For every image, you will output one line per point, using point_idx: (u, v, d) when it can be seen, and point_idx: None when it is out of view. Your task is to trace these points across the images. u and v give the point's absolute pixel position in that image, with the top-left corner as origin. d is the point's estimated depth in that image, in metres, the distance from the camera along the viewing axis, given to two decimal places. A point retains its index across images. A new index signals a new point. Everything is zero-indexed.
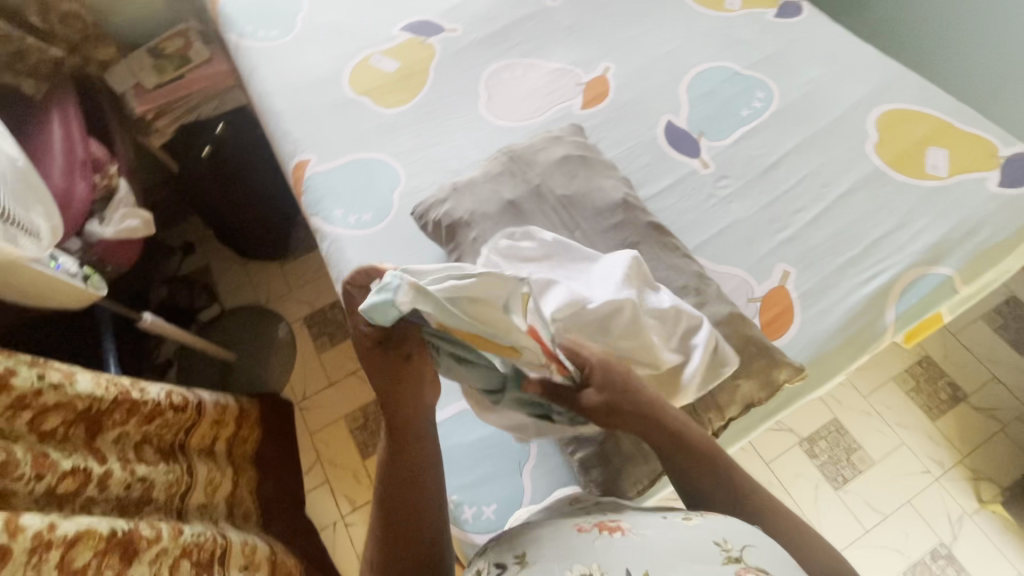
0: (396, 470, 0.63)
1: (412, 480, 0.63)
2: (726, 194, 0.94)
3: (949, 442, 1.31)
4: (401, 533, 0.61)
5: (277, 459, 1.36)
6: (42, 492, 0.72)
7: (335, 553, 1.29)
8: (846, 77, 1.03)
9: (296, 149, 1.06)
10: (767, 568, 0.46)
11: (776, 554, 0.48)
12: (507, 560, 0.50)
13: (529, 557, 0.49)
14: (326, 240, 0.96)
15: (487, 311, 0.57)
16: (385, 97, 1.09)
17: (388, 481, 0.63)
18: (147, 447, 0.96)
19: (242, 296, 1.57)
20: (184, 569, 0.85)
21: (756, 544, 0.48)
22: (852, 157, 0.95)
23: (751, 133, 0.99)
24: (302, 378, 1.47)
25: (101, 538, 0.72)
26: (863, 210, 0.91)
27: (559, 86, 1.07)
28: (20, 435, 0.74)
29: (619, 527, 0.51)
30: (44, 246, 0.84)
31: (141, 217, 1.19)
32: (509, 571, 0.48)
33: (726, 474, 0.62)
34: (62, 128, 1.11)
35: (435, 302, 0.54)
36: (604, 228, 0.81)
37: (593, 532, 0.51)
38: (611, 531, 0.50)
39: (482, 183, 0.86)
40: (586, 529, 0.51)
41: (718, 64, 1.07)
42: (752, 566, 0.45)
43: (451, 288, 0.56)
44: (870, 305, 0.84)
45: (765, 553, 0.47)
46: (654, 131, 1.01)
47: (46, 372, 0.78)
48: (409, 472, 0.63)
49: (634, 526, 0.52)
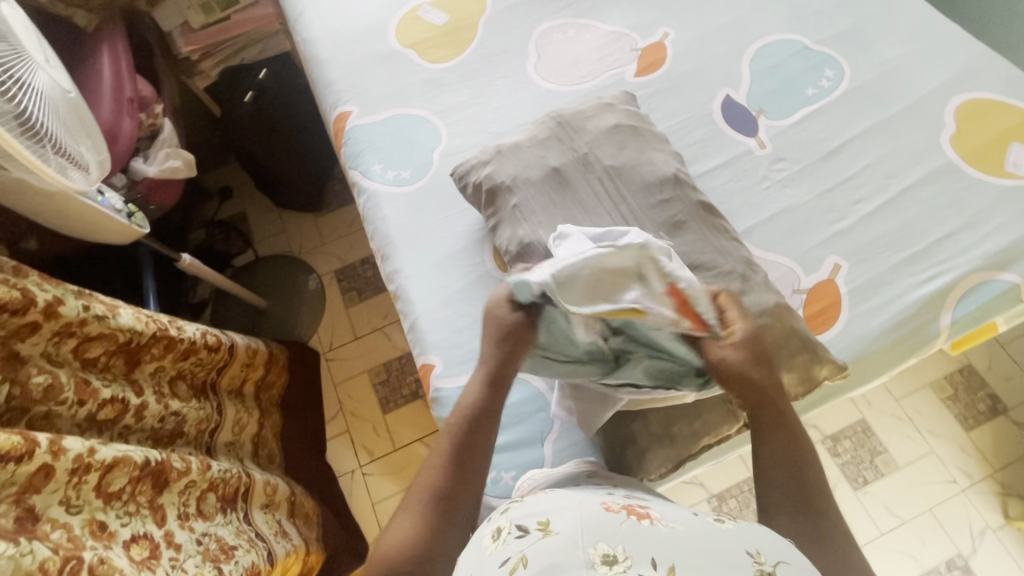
0: (484, 424, 0.65)
1: (490, 439, 0.65)
2: (782, 177, 0.89)
3: (981, 454, 1.27)
4: (464, 479, 0.62)
5: (302, 405, 1.40)
6: (83, 417, 0.76)
7: (351, 499, 1.34)
8: (928, 59, 0.95)
9: (338, 100, 1.04)
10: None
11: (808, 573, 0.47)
12: (527, 520, 0.50)
13: (549, 522, 0.48)
14: (363, 195, 0.95)
15: (615, 284, 0.62)
16: (431, 52, 1.05)
17: (472, 430, 0.64)
18: (181, 383, 1.00)
19: (276, 244, 1.59)
20: (210, 501, 0.90)
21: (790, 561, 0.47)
22: (924, 147, 0.89)
23: (816, 114, 0.93)
24: (329, 330, 1.50)
25: (136, 467, 0.74)
26: (929, 206, 0.85)
27: (613, 50, 1.01)
28: (64, 360, 0.77)
29: (648, 515, 0.50)
30: (92, 180, 0.85)
31: (182, 158, 1.19)
32: (526, 530, 0.48)
33: (803, 481, 0.61)
34: (110, 62, 1.11)
35: (569, 286, 0.61)
36: (651, 203, 0.78)
37: (621, 514, 0.49)
38: (639, 517, 0.49)
39: (527, 148, 0.83)
40: (614, 509, 0.50)
41: (787, 36, 1.00)
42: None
43: (580, 265, 0.61)
44: (923, 307, 0.80)
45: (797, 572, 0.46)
46: (710, 105, 0.95)
47: (90, 303, 0.80)
48: (488, 432, 0.65)
49: (663, 516, 0.51)
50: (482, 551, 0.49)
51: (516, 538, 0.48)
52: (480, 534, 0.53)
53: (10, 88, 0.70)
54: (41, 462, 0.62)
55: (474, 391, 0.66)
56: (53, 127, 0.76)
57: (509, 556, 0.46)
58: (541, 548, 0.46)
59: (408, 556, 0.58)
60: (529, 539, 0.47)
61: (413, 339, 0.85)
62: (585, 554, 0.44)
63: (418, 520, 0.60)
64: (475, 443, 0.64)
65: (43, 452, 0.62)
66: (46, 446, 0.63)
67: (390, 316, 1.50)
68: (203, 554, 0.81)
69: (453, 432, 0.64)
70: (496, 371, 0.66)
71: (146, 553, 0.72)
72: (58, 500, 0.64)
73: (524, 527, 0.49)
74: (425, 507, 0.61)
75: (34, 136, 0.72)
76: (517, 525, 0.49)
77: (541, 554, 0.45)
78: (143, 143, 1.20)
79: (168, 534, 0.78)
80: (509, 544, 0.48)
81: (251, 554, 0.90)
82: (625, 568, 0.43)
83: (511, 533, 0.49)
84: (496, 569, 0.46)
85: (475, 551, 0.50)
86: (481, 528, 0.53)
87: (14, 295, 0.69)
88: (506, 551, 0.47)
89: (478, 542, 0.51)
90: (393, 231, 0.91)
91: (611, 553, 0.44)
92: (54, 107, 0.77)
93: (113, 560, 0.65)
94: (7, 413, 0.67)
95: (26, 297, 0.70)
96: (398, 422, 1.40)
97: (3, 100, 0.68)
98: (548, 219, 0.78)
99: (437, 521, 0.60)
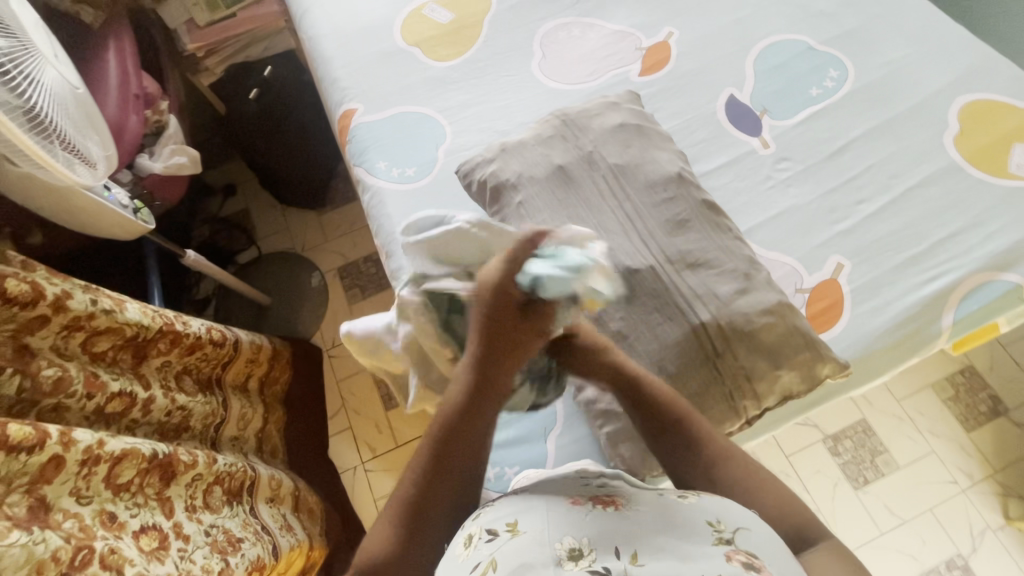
0: (469, 411, 0.60)
1: (472, 447, 0.61)
2: (785, 177, 0.89)
3: (982, 455, 1.27)
4: (441, 490, 0.59)
5: (307, 401, 1.41)
6: (91, 410, 0.76)
7: (353, 495, 1.34)
8: (932, 61, 0.95)
9: (344, 97, 1.04)
10: (757, 552, 0.48)
11: (769, 536, 0.50)
12: (495, 523, 0.51)
13: (516, 523, 0.50)
14: (368, 192, 0.96)
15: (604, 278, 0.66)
16: (436, 50, 1.05)
17: (450, 438, 0.60)
18: (188, 377, 1.00)
19: (279, 241, 1.59)
20: (217, 494, 0.90)
21: (750, 527, 0.50)
22: (927, 148, 0.89)
23: (819, 114, 0.93)
24: (332, 326, 1.51)
25: (144, 459, 0.75)
26: (932, 206, 0.85)
27: (617, 49, 1.02)
28: (73, 354, 0.78)
29: (613, 502, 0.52)
30: (99, 176, 0.86)
31: (188, 154, 1.19)
32: (496, 533, 0.50)
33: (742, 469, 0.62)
34: (116, 57, 1.12)
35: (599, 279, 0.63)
36: (655, 202, 0.78)
37: (586, 505, 0.51)
38: (605, 506, 0.51)
39: (532, 146, 0.84)
40: (579, 502, 0.52)
41: (791, 36, 1.00)
42: (742, 550, 0.47)
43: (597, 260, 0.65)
44: (924, 307, 0.80)
45: (757, 536, 0.49)
46: (714, 104, 0.96)
47: (98, 297, 0.80)
48: (469, 439, 0.60)
49: (626, 501, 0.53)
50: (455, 560, 0.50)
51: (486, 542, 0.49)
52: (452, 546, 0.53)
53: (18, 82, 0.70)
54: (52, 454, 0.63)
55: (455, 394, 0.62)
56: (62, 123, 0.76)
57: (480, 561, 0.48)
58: (510, 551, 0.47)
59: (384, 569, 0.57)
60: (498, 542, 0.49)
61: None
62: (552, 551, 0.47)
63: (394, 532, 0.58)
64: (453, 450, 0.60)
65: (54, 443, 0.63)
66: (57, 437, 0.63)
67: None
68: (211, 546, 0.82)
69: (431, 439, 0.61)
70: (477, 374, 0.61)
71: (155, 544, 0.73)
72: (68, 491, 0.65)
73: (493, 530, 0.50)
74: (402, 519, 0.59)
75: (41, 130, 0.73)
76: (486, 530, 0.50)
77: (509, 557, 0.47)
78: (148, 140, 1.21)
79: (177, 526, 0.78)
80: (479, 548, 0.49)
81: (256, 547, 0.91)
82: (590, 562, 0.45)
83: (481, 537, 0.50)
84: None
85: (448, 560, 0.51)
86: (455, 539, 0.54)
87: (22, 288, 0.70)
88: (476, 557, 0.48)
89: (451, 552, 0.52)
90: (397, 229, 0.91)
91: (577, 546, 0.47)
92: (63, 102, 0.78)
93: (123, 550, 0.66)
94: (17, 405, 0.68)
95: (35, 290, 0.71)
96: (401, 418, 1.40)
97: (12, 95, 0.69)
98: (552, 216, 0.78)
99: (412, 533, 0.58)
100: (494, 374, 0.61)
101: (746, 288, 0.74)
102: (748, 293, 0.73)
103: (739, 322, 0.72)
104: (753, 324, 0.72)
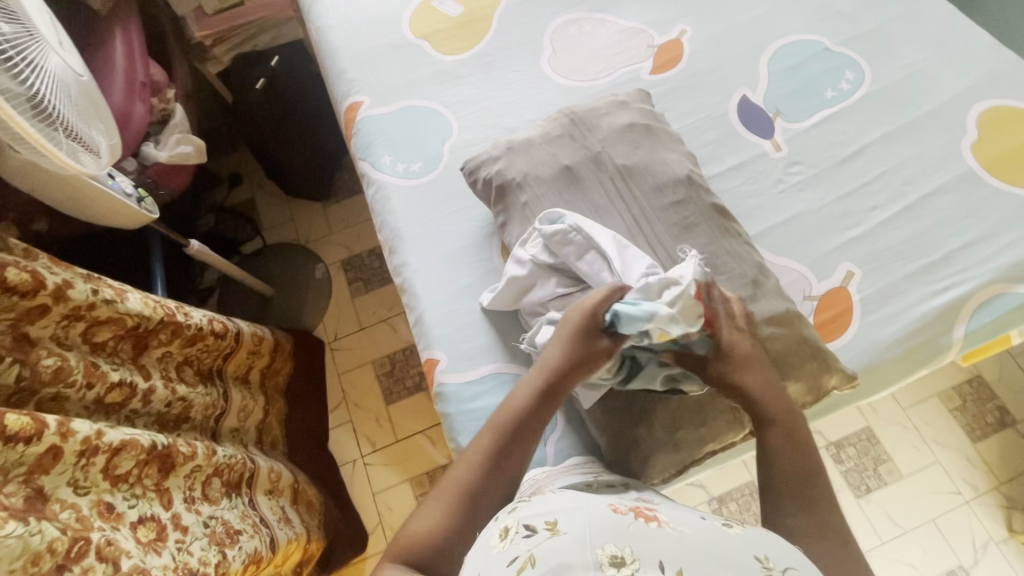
0: (530, 412, 0.65)
1: (529, 449, 0.65)
2: (796, 181, 0.87)
3: (988, 466, 1.25)
4: (494, 481, 0.62)
5: (308, 394, 1.41)
6: (90, 400, 0.76)
7: (353, 489, 1.34)
8: (952, 65, 0.93)
9: (350, 90, 1.03)
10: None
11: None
12: (534, 519, 0.49)
13: (556, 522, 0.48)
14: (372, 186, 0.95)
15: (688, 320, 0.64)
16: (443, 44, 1.04)
17: (515, 436, 0.64)
18: (188, 368, 1.00)
19: (284, 232, 1.59)
20: (215, 486, 0.90)
21: (797, 567, 0.48)
22: (943, 154, 0.87)
23: (834, 117, 0.91)
24: (335, 319, 1.50)
25: (143, 450, 0.75)
26: (947, 215, 0.83)
27: (628, 46, 1.00)
28: (73, 344, 0.78)
29: (656, 518, 0.50)
30: (102, 164, 0.85)
31: (193, 143, 1.19)
32: (535, 529, 0.48)
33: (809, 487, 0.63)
34: (123, 44, 1.11)
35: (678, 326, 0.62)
36: (663, 205, 0.77)
37: (628, 516, 0.49)
38: (647, 520, 0.49)
39: (539, 145, 0.82)
40: (622, 511, 0.50)
41: (807, 36, 0.98)
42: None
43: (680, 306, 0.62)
44: (936, 319, 0.79)
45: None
46: (726, 105, 0.94)
47: (99, 287, 0.80)
48: (530, 441, 0.64)
49: (670, 519, 0.50)
50: (490, 550, 0.49)
51: (524, 538, 0.47)
52: (486, 533, 0.52)
53: (20, 68, 0.69)
54: (50, 444, 0.63)
55: (526, 395, 0.66)
56: (65, 110, 0.76)
57: (518, 556, 0.46)
58: (551, 548, 0.45)
59: (430, 544, 0.59)
60: (537, 538, 0.47)
61: (418, 333, 0.85)
62: (593, 555, 0.44)
63: (445, 512, 0.60)
64: (514, 447, 0.64)
65: (52, 433, 0.63)
66: (55, 427, 0.63)
67: (396, 308, 1.50)
68: (209, 537, 0.82)
69: (498, 432, 0.64)
70: (553, 383, 0.65)
71: (152, 535, 0.73)
72: (66, 481, 0.65)
73: (531, 526, 0.48)
74: (455, 499, 0.61)
75: (45, 119, 0.72)
76: (524, 524, 0.49)
77: (549, 554, 0.45)
78: (154, 128, 1.20)
79: (175, 517, 0.78)
80: (517, 543, 0.47)
81: (254, 540, 0.91)
82: (633, 571, 0.43)
83: (518, 532, 0.49)
84: (505, 568, 0.45)
85: (482, 549, 0.50)
86: (488, 527, 0.53)
87: (24, 277, 0.70)
88: (514, 551, 0.47)
89: (486, 540, 0.51)
90: (401, 224, 0.90)
91: (620, 554, 0.44)
92: (67, 89, 0.77)
93: (120, 542, 0.66)
94: (16, 394, 0.68)
95: (36, 280, 0.71)
96: (401, 413, 1.40)
97: (13, 82, 0.68)
98: None
99: (461, 515, 0.60)
100: (564, 387, 0.66)
101: (753, 296, 0.72)
102: (755, 300, 0.72)
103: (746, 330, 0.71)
104: (761, 333, 0.71)
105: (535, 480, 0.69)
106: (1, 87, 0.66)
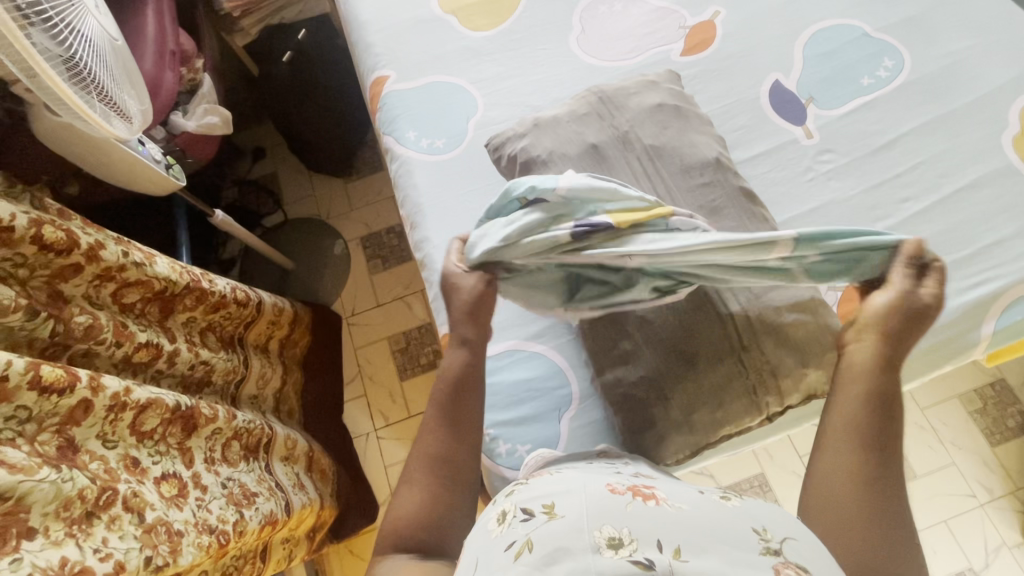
0: (470, 379, 0.68)
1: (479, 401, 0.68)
2: (826, 170, 0.86)
3: (1005, 471, 1.23)
4: (457, 444, 0.65)
5: (325, 366, 1.43)
6: (119, 358, 0.78)
7: (365, 461, 1.37)
8: (998, 54, 0.90)
9: (377, 64, 1.03)
10: (807, 566, 0.46)
11: (815, 551, 0.48)
12: (531, 503, 0.50)
13: (554, 506, 0.49)
14: (396, 161, 0.95)
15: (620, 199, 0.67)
16: (473, 20, 1.03)
17: (458, 392, 0.67)
18: (211, 334, 1.03)
19: (306, 207, 1.60)
20: (234, 449, 0.93)
21: (797, 538, 0.49)
22: (982, 147, 0.84)
23: (869, 106, 0.89)
24: (352, 294, 1.52)
25: (167, 409, 0.77)
26: (983, 209, 0.81)
27: (661, 27, 0.98)
28: (103, 303, 0.80)
29: (654, 495, 0.50)
30: (135, 130, 0.86)
31: (220, 115, 1.21)
32: (531, 513, 0.49)
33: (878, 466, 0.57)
34: (154, 11, 1.11)
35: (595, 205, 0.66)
36: (689, 186, 0.76)
37: (626, 495, 0.49)
38: (645, 498, 0.49)
39: (565, 122, 0.82)
40: (619, 491, 0.50)
41: (846, 21, 0.95)
42: (791, 562, 0.45)
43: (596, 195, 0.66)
44: (965, 315, 0.77)
45: (803, 548, 0.48)
46: (759, 90, 0.92)
47: (129, 250, 0.82)
48: (475, 394, 0.68)
49: (668, 496, 0.51)
50: (488, 535, 0.50)
51: (522, 522, 0.48)
52: (485, 517, 0.53)
53: (60, 31, 0.70)
54: (81, 396, 0.65)
55: (459, 357, 0.69)
56: (100, 73, 0.77)
57: (515, 541, 0.47)
58: (547, 533, 0.46)
59: (419, 520, 0.61)
60: (535, 523, 0.47)
61: (436, 308, 0.86)
62: (591, 537, 0.45)
63: (426, 486, 0.62)
64: (462, 406, 0.66)
65: (83, 387, 0.65)
66: (86, 381, 0.65)
67: (413, 286, 1.51)
68: (227, 497, 0.84)
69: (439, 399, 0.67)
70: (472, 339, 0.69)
71: (174, 491, 0.75)
72: (95, 434, 0.67)
73: (529, 510, 0.49)
74: (430, 473, 0.63)
75: (81, 81, 0.73)
76: (521, 509, 0.50)
77: (546, 539, 0.45)
78: (182, 98, 1.22)
79: (196, 475, 0.81)
80: (514, 527, 0.48)
81: (269, 502, 0.94)
82: (631, 551, 0.44)
83: (516, 516, 0.49)
84: (502, 553, 0.46)
85: (481, 533, 0.51)
86: (486, 511, 0.54)
87: (58, 235, 0.72)
88: (511, 536, 0.47)
89: (485, 524, 0.51)
90: (423, 200, 0.91)
91: (617, 535, 0.45)
92: (102, 52, 0.78)
93: (144, 495, 0.68)
94: (50, 348, 0.70)
95: (69, 238, 0.73)
96: (415, 390, 1.42)
97: (53, 43, 0.69)
98: None
99: (440, 486, 0.62)
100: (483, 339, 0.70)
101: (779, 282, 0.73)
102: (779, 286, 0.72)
103: (768, 315, 0.71)
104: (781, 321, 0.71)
105: (540, 464, 0.67)
106: (40, 47, 0.66)
